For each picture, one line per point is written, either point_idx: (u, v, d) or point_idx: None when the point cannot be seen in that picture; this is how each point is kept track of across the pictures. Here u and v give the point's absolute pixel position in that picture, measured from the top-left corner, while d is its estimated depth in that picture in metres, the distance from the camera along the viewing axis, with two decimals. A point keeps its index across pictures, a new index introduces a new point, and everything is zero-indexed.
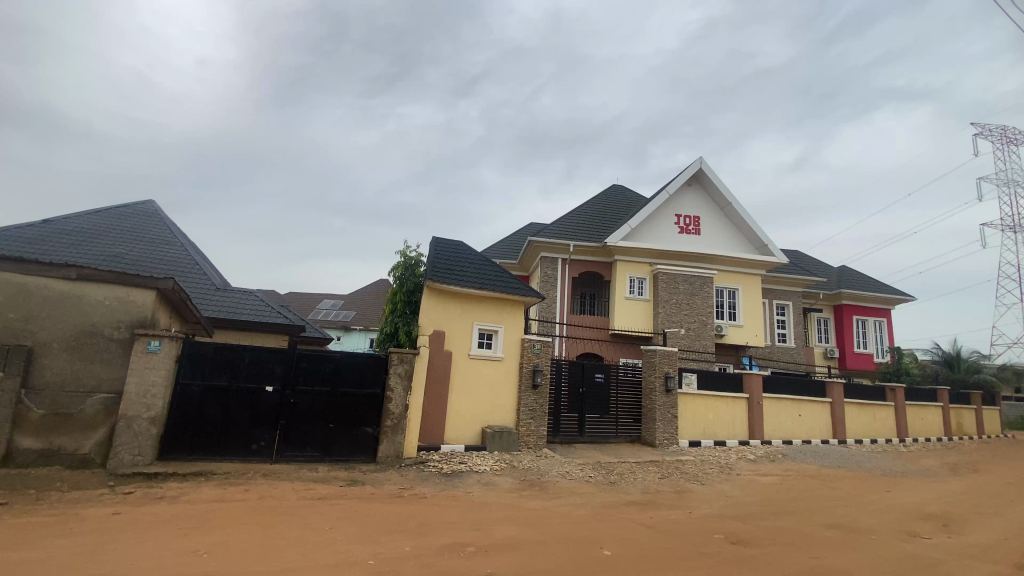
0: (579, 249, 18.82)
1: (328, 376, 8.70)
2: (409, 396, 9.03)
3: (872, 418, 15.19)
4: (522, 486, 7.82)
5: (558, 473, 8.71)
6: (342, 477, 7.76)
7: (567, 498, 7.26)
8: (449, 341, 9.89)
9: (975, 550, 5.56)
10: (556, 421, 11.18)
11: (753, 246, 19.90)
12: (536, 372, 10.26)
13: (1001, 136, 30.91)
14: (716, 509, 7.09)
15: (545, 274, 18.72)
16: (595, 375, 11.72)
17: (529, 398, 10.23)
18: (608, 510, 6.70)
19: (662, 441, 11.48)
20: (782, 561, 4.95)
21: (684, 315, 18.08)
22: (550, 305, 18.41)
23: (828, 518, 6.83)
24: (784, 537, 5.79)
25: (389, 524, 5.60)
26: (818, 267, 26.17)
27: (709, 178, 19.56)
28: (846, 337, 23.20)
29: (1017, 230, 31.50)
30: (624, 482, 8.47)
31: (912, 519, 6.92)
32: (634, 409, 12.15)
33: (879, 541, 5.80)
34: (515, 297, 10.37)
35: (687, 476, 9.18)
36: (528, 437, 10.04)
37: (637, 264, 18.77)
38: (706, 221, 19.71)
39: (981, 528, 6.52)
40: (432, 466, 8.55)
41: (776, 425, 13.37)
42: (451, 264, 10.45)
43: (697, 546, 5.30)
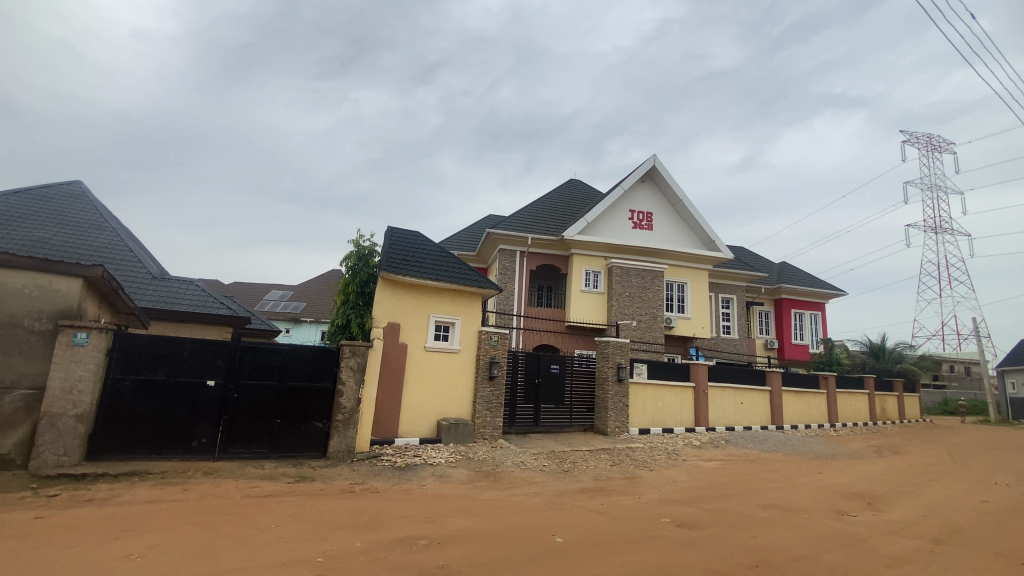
0: (537, 242, 18.94)
1: (276, 371, 8.39)
2: (362, 389, 8.86)
3: (806, 405, 16.22)
4: (477, 477, 7.84)
5: (513, 463, 8.78)
6: (290, 474, 7.51)
7: (521, 488, 7.34)
8: (404, 333, 9.73)
9: (895, 526, 6.06)
10: (512, 412, 11.26)
11: (702, 242, 20.69)
12: (493, 363, 10.26)
13: (927, 144, 33.48)
14: (663, 494, 7.37)
15: (503, 267, 18.72)
16: (550, 366, 11.89)
17: (486, 390, 10.23)
18: (560, 498, 6.83)
19: (613, 429, 11.80)
20: (723, 541, 5.22)
21: (637, 307, 18.60)
22: (507, 297, 18.47)
23: (765, 499, 7.25)
24: (725, 519, 6.10)
25: (339, 519, 5.48)
26: (761, 262, 27.56)
27: (662, 175, 20.12)
28: (785, 329, 24.60)
29: (938, 233, 34.28)
30: (577, 470, 8.66)
31: (841, 499, 7.46)
32: (588, 399, 12.41)
33: (812, 520, 6.21)
34: (472, 289, 10.31)
35: (637, 463, 9.49)
36: (483, 429, 10.06)
37: (593, 258, 19.10)
38: (659, 217, 20.29)
39: (900, 505, 7.11)
40: (385, 460, 8.42)
41: (720, 412, 14.03)
42: (407, 255, 10.27)
43: (645, 530, 5.50)
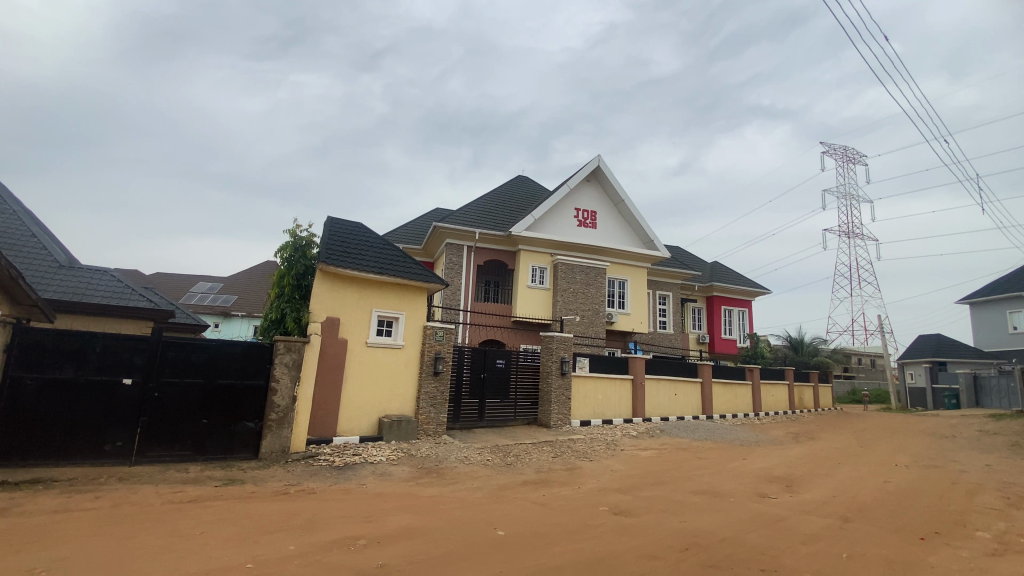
0: (484, 237, 18.89)
1: (202, 368, 7.87)
2: (298, 387, 8.50)
3: (734, 395, 17.30)
4: (418, 474, 7.74)
5: (456, 458, 8.76)
6: (217, 477, 7.08)
7: (463, 483, 7.33)
8: (345, 328, 9.41)
9: (809, 506, 6.61)
10: (456, 407, 11.21)
11: (642, 242, 21.46)
12: (437, 359, 10.14)
13: (843, 155, 36.52)
14: (602, 483, 7.62)
15: (450, 261, 18.54)
16: (496, 360, 11.93)
17: (430, 385, 10.10)
18: (503, 491, 6.89)
19: (556, 421, 12.05)
20: (657, 527, 5.48)
21: (580, 302, 19.06)
22: (454, 292, 18.35)
23: (696, 485, 7.68)
24: (659, 505, 6.41)
25: (271, 523, 5.23)
26: (696, 261, 29.04)
27: (606, 175, 20.66)
28: (716, 325, 26.09)
29: (850, 238, 37.53)
30: (520, 463, 8.77)
31: (763, 482, 8.04)
32: (532, 393, 12.58)
33: (737, 503, 6.64)
34: (417, 283, 10.12)
35: (577, 454, 9.75)
36: (427, 425, 9.95)
37: (540, 254, 19.30)
38: (602, 216, 20.84)
39: (813, 487, 7.77)
40: (322, 460, 8.12)
41: (656, 403, 14.67)
42: (348, 247, 9.93)
43: (584, 519, 5.67)
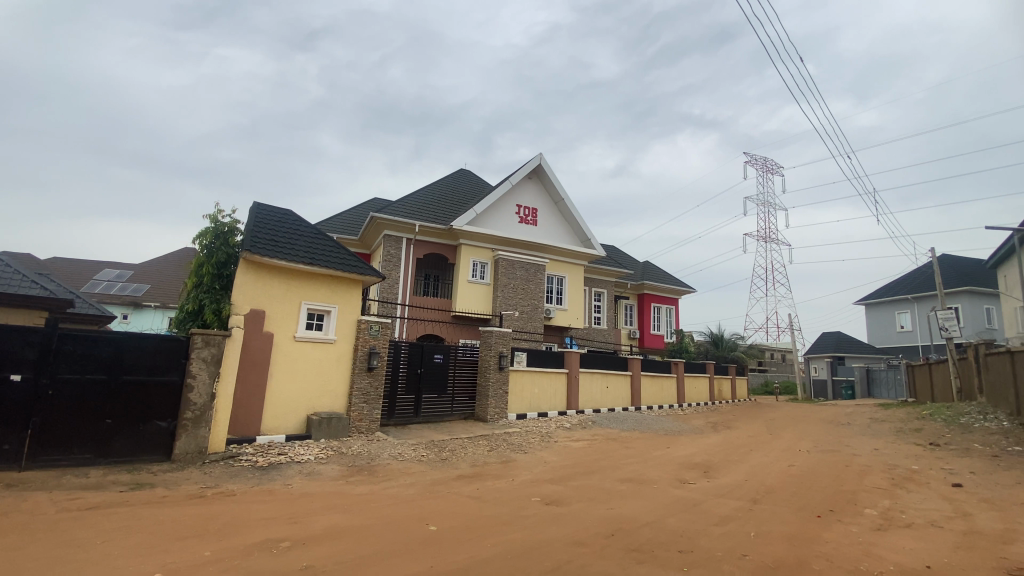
0: (424, 230, 18.58)
1: (106, 363, 7.19)
2: (217, 384, 7.95)
3: (660, 387, 18.26)
4: (349, 472, 7.52)
5: (390, 455, 8.58)
6: (123, 482, 6.49)
7: (396, 480, 7.21)
8: (271, 321, 8.94)
9: (724, 490, 7.13)
10: (391, 402, 10.98)
11: (580, 240, 22.05)
12: (372, 354, 9.85)
13: (763, 166, 39.36)
14: (535, 474, 7.79)
15: (387, 253, 18.09)
16: (434, 355, 11.82)
17: (363, 381, 9.79)
18: (437, 486, 6.85)
19: (493, 415, 12.12)
20: (585, 515, 5.68)
21: (519, 298, 19.27)
22: (391, 285, 17.93)
23: (623, 473, 8.04)
24: (588, 494, 6.66)
25: (186, 528, 4.89)
26: (629, 260, 30.25)
27: (547, 174, 20.98)
28: (646, 321, 27.33)
29: (767, 243, 40.58)
30: (455, 458, 8.74)
31: (685, 469, 8.57)
32: (469, 388, 12.58)
33: (660, 489, 7.03)
34: (351, 275, 9.79)
35: (512, 447, 9.88)
36: (359, 422, 9.64)
37: (480, 249, 19.27)
38: (543, 213, 21.16)
39: (728, 472, 8.39)
40: (244, 461, 7.67)
41: (589, 395, 15.17)
42: (276, 236, 9.42)
43: (516, 511, 5.77)
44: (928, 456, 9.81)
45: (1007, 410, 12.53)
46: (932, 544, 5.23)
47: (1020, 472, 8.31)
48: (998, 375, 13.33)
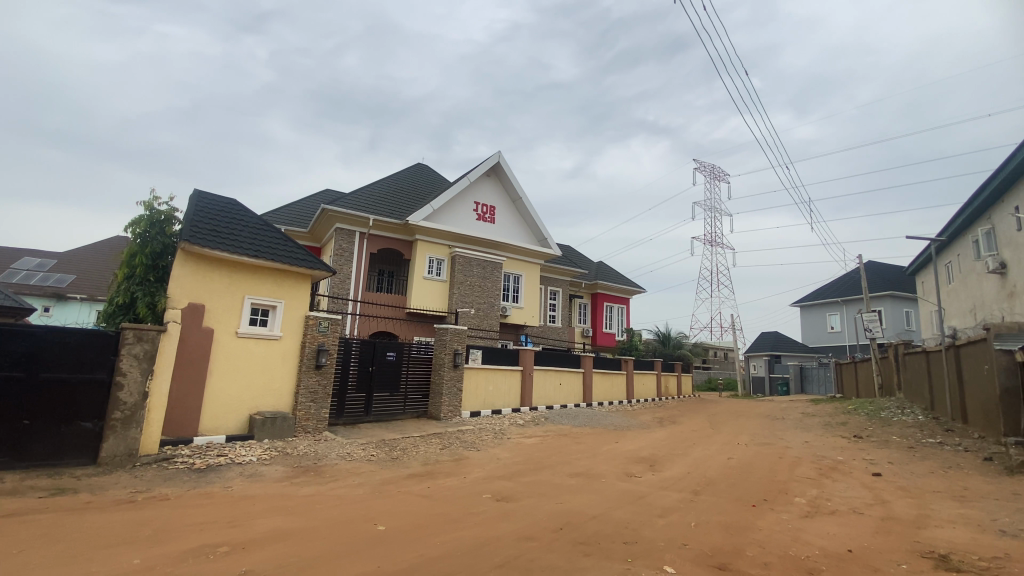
0: (379, 224, 18.19)
1: (22, 360, 6.66)
2: (150, 382, 7.47)
3: (611, 384, 18.76)
4: (294, 473, 7.28)
5: (338, 455, 8.36)
6: (41, 487, 5.99)
7: (344, 480, 7.04)
8: (211, 317, 8.51)
9: (668, 483, 7.44)
10: (340, 401, 10.69)
11: (536, 239, 22.28)
12: (320, 352, 9.55)
13: (711, 173, 41.07)
14: (487, 472, 7.81)
15: (339, 247, 17.57)
16: (386, 353, 11.61)
17: (311, 379, 9.48)
18: (386, 486, 6.74)
19: (446, 414, 12.06)
20: (535, 510, 5.77)
21: (476, 295, 19.23)
22: (342, 280, 17.45)
23: (573, 468, 8.21)
24: (539, 489, 6.77)
25: (113, 535, 4.58)
26: (584, 260, 30.85)
27: (505, 172, 21.01)
28: (599, 319, 27.99)
29: (713, 246, 42.45)
30: (406, 457, 8.63)
31: (632, 463, 8.85)
32: (423, 386, 12.45)
33: (608, 483, 7.24)
34: (300, 269, 9.45)
35: (465, 445, 9.86)
36: (306, 422, 9.32)
37: (436, 245, 19.07)
38: (500, 211, 21.20)
39: (672, 465, 8.74)
40: (179, 463, 7.26)
41: (542, 392, 15.37)
42: (218, 226, 8.95)
43: (467, 508, 5.78)
44: (852, 448, 10.60)
45: (921, 405, 13.72)
46: (853, 529, 5.67)
47: (931, 461, 9.13)
48: (914, 373, 14.57)
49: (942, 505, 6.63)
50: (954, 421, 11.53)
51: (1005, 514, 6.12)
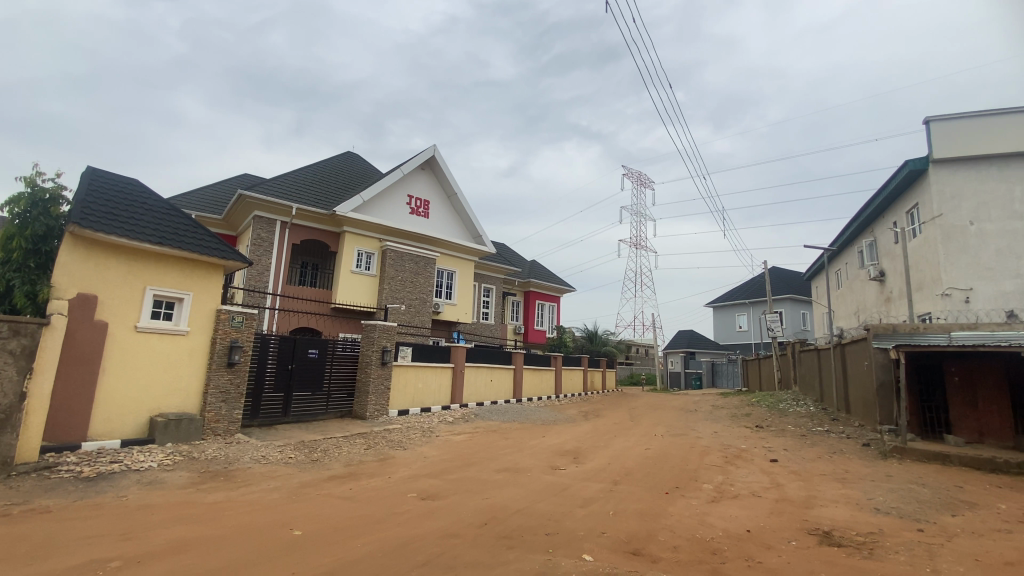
0: (303, 214, 17.28)
1: None
2: (29, 381, 6.62)
3: (540, 380, 19.16)
4: (201, 479, 6.76)
5: (252, 459, 7.88)
6: None
7: (258, 485, 6.64)
8: (104, 309, 7.68)
9: (590, 474, 7.75)
10: (255, 402, 10.07)
11: (470, 236, 22.23)
12: (233, 348, 8.92)
13: (637, 179, 43.01)
14: (413, 470, 7.70)
15: (258, 236, 16.49)
16: (308, 350, 11.09)
17: (222, 378, 8.82)
18: (304, 489, 6.45)
19: (372, 413, 11.72)
20: (461, 507, 5.78)
21: (407, 291, 18.82)
22: (260, 272, 16.41)
23: (500, 464, 8.31)
24: (465, 486, 6.79)
25: None
26: (518, 258, 31.22)
27: (440, 166, 20.72)
28: (531, 317, 28.48)
29: (639, 249, 44.50)
30: (327, 458, 8.30)
31: (557, 456, 9.12)
32: (347, 384, 12.01)
33: (533, 476, 7.41)
34: (211, 259, 8.77)
35: (391, 444, 9.65)
36: (216, 424, 8.66)
37: (365, 238, 18.46)
38: (434, 206, 20.89)
39: (594, 457, 9.11)
40: (64, 471, 6.48)
41: (473, 389, 15.38)
42: (115, 208, 8.09)
43: (391, 508, 5.68)
44: (754, 437, 11.62)
45: (812, 396, 15.32)
46: (751, 511, 6.24)
47: (819, 447, 10.22)
48: (807, 368, 16.22)
49: (827, 486, 7.46)
50: (839, 411, 12.99)
51: (877, 493, 7.00)
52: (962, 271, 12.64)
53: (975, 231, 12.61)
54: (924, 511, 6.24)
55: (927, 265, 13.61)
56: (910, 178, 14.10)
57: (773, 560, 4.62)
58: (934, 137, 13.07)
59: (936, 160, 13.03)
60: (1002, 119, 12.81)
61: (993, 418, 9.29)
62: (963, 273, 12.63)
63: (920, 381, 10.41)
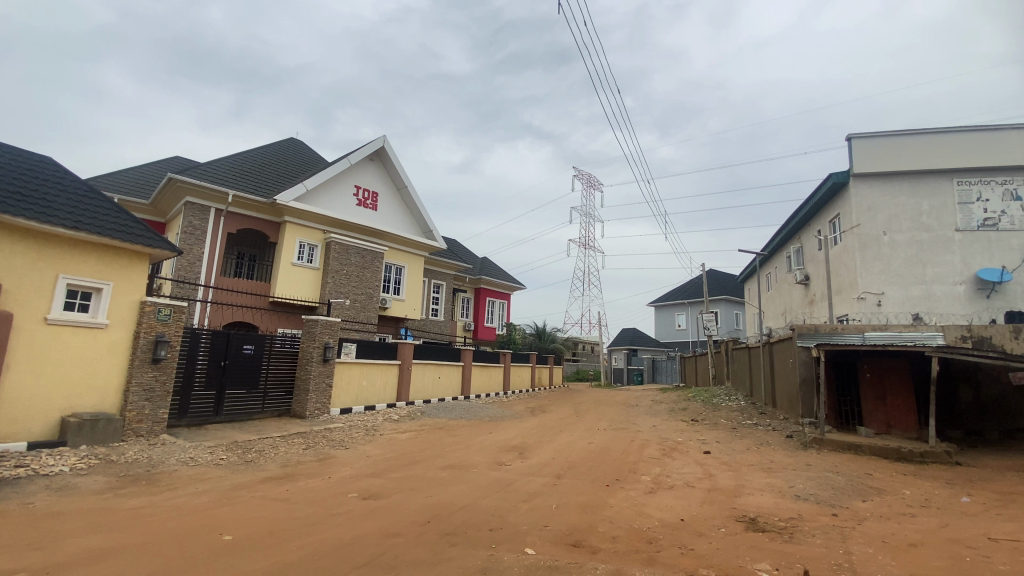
0: (240, 202, 16.37)
1: None
2: None
3: (488, 377, 19.18)
4: (120, 484, 6.25)
5: (178, 461, 7.39)
6: None
7: (184, 488, 6.23)
8: (8, 298, 6.94)
9: (535, 469, 7.85)
10: (183, 401, 9.44)
11: (420, 230, 21.90)
12: (159, 343, 8.29)
13: (587, 181, 43.90)
14: (355, 470, 7.50)
15: (189, 224, 15.44)
16: (244, 347, 10.54)
17: (146, 375, 8.19)
18: (237, 492, 6.12)
19: (312, 412, 11.29)
20: (403, 506, 5.69)
21: (352, 285, 18.26)
22: (192, 262, 15.40)
23: (445, 461, 8.25)
24: (408, 484, 6.68)
25: None
26: (468, 255, 31.07)
27: (390, 157, 20.23)
28: (481, 314, 28.45)
29: (587, 249, 45.47)
30: (263, 459, 7.92)
31: (502, 452, 9.17)
32: (286, 382, 11.52)
33: (478, 473, 7.42)
34: (136, 247, 8.14)
35: (332, 443, 9.35)
36: (138, 425, 8.03)
37: (308, 230, 17.76)
38: (383, 198, 20.40)
39: (539, 452, 9.24)
40: None
41: (419, 386, 15.18)
42: (25, 188, 7.35)
43: (330, 509, 5.50)
44: (689, 430, 12.22)
45: (743, 391, 16.31)
46: (685, 500, 6.56)
47: (748, 440, 10.89)
48: (739, 364, 17.23)
49: (755, 476, 7.97)
50: (766, 405, 13.90)
51: (798, 481, 7.56)
52: (875, 276, 13.84)
53: (887, 241, 13.85)
54: (838, 496, 6.81)
55: (845, 271, 14.79)
56: (833, 190, 15.29)
57: (705, 547, 4.87)
58: (855, 153, 14.21)
59: (855, 175, 14.20)
60: (913, 139, 14.08)
61: (899, 411, 10.24)
62: (876, 279, 13.84)
63: (837, 378, 11.31)
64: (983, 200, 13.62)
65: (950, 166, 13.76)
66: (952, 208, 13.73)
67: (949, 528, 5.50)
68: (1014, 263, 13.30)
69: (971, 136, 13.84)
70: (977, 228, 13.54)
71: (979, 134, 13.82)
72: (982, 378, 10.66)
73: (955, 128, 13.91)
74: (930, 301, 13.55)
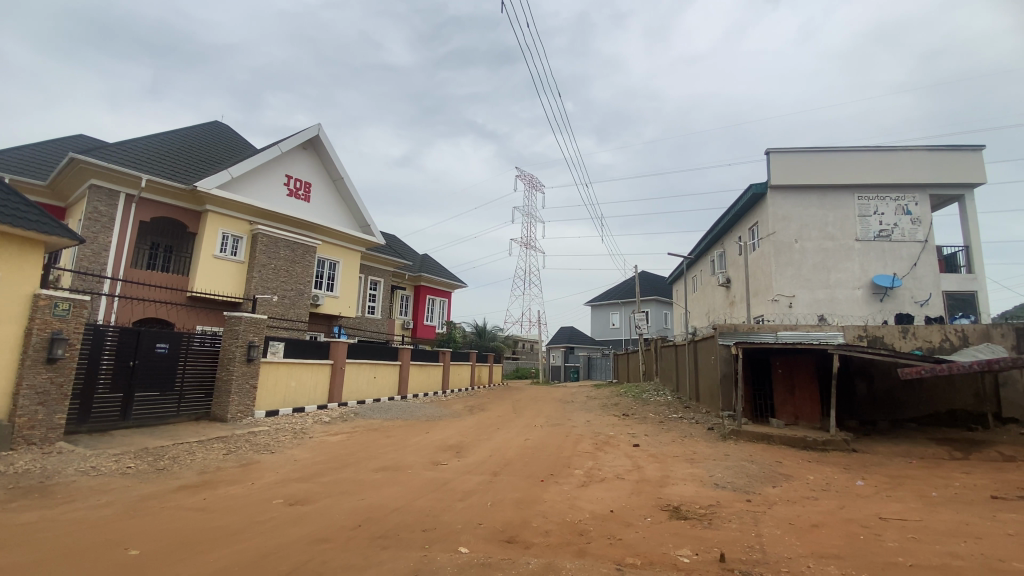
0: (155, 188, 15.07)
1: None
2: None
3: (425, 375, 18.90)
4: (6, 498, 5.56)
5: (78, 471, 6.69)
6: None
7: (84, 500, 5.65)
8: None
9: (470, 467, 7.85)
10: (85, 404, 8.56)
11: (356, 224, 21.18)
12: (55, 341, 7.43)
13: (530, 181, 44.39)
14: (281, 475, 7.13)
15: (93, 210, 13.99)
16: (156, 345, 9.75)
17: (38, 376, 7.31)
18: (146, 503, 5.63)
19: (235, 414, 10.62)
20: (333, 510, 5.49)
21: (281, 280, 17.32)
22: (96, 251, 13.97)
23: (378, 462, 8.03)
24: (339, 488, 6.45)
25: None
26: (408, 251, 30.48)
27: (324, 147, 19.40)
28: (420, 311, 28.05)
29: (528, 248, 46.03)
30: (177, 466, 7.35)
31: (438, 452, 9.06)
32: (205, 384, 10.76)
33: (413, 473, 7.30)
34: (29, 233, 7.28)
35: (256, 448, 8.84)
36: (28, 432, 7.14)
37: (233, 220, 16.67)
38: (316, 190, 19.54)
39: (476, 451, 9.23)
40: None
41: (353, 386, 14.70)
42: None
43: (252, 517, 5.20)
44: (621, 424, 12.71)
45: (670, 386, 17.25)
46: (615, 492, 6.83)
47: (675, 432, 11.50)
48: (667, 361, 18.18)
49: (679, 467, 8.44)
50: (690, 399, 14.75)
51: (717, 470, 8.09)
52: (788, 280, 15.05)
53: (798, 248, 15.13)
54: (752, 484, 7.36)
55: (762, 275, 15.98)
56: (753, 199, 16.47)
57: (631, 536, 5.10)
58: (773, 166, 15.39)
59: (773, 187, 15.38)
60: (822, 156, 15.46)
61: (805, 404, 11.21)
62: (789, 282, 15.05)
63: (753, 375, 12.22)
64: (878, 214, 15.23)
65: (852, 182, 15.26)
66: (853, 219, 15.22)
67: (845, 509, 6.11)
68: (903, 270, 14.95)
69: (870, 155, 15.42)
70: (874, 238, 15.11)
71: (876, 155, 15.43)
72: (874, 372, 11.92)
73: (857, 148, 15.42)
74: (833, 303, 14.95)
